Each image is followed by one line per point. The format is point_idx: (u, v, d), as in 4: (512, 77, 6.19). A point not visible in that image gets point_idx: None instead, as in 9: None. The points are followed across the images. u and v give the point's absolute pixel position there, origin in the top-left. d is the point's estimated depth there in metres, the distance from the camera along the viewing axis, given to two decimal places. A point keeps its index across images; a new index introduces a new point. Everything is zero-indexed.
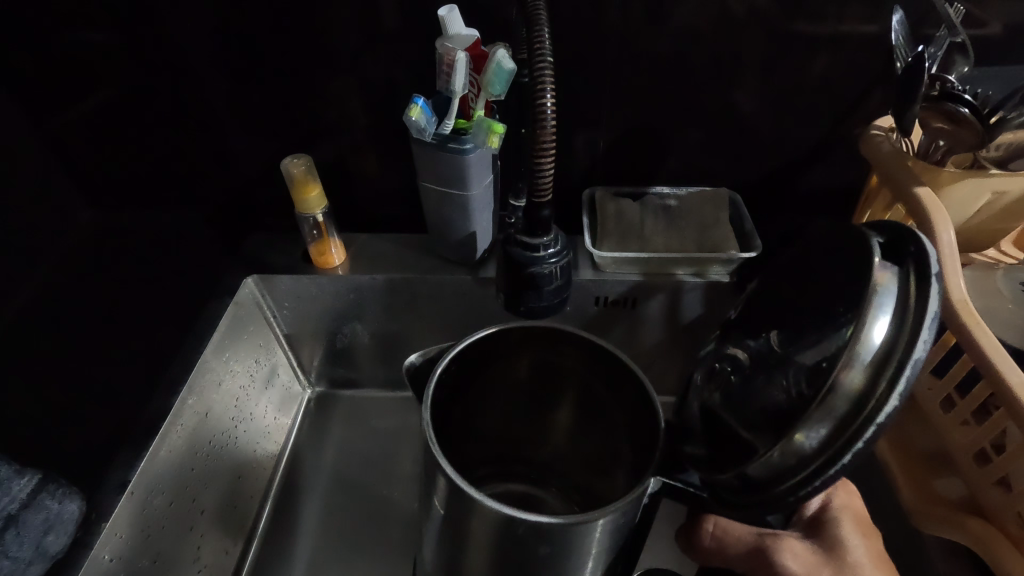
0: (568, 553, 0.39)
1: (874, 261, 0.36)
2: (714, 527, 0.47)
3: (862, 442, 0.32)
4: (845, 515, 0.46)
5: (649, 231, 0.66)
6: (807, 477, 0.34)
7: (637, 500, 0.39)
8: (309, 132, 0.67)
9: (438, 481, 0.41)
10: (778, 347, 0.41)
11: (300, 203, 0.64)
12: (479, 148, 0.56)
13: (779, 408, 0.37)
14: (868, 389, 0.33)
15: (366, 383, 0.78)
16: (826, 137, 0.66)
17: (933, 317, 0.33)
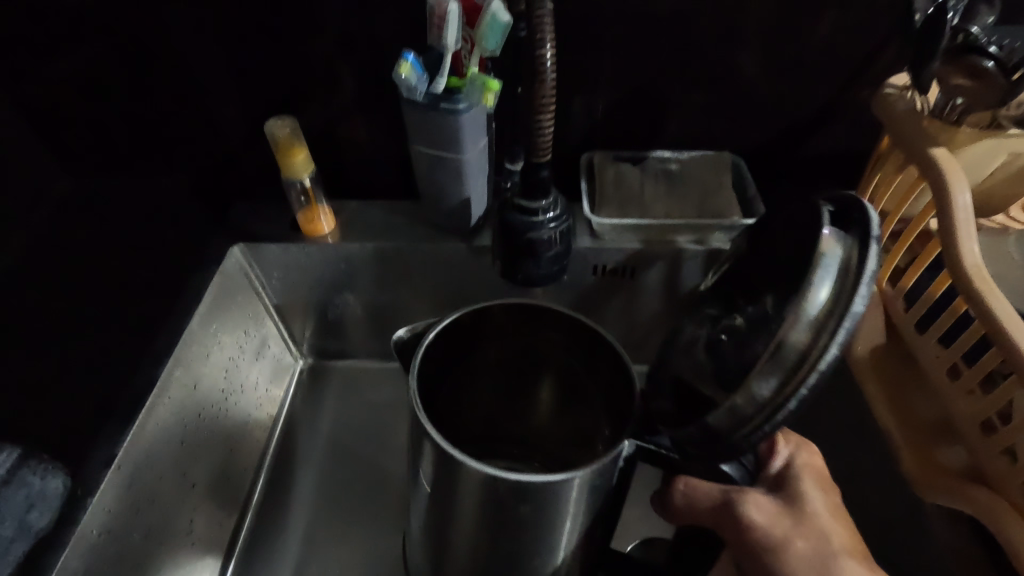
0: (549, 514, 0.40)
1: (820, 228, 0.36)
2: (685, 487, 0.45)
3: (807, 389, 0.31)
4: (805, 472, 0.44)
5: (649, 197, 0.63)
6: (759, 423, 0.33)
7: (615, 462, 0.39)
8: (294, 94, 0.64)
9: (426, 449, 0.41)
10: (770, 309, 0.38)
11: (285, 168, 0.61)
12: (473, 108, 0.54)
13: (741, 363, 0.37)
14: (809, 343, 0.32)
15: (358, 353, 0.77)
16: (835, 98, 0.63)
17: (868, 272, 0.32)
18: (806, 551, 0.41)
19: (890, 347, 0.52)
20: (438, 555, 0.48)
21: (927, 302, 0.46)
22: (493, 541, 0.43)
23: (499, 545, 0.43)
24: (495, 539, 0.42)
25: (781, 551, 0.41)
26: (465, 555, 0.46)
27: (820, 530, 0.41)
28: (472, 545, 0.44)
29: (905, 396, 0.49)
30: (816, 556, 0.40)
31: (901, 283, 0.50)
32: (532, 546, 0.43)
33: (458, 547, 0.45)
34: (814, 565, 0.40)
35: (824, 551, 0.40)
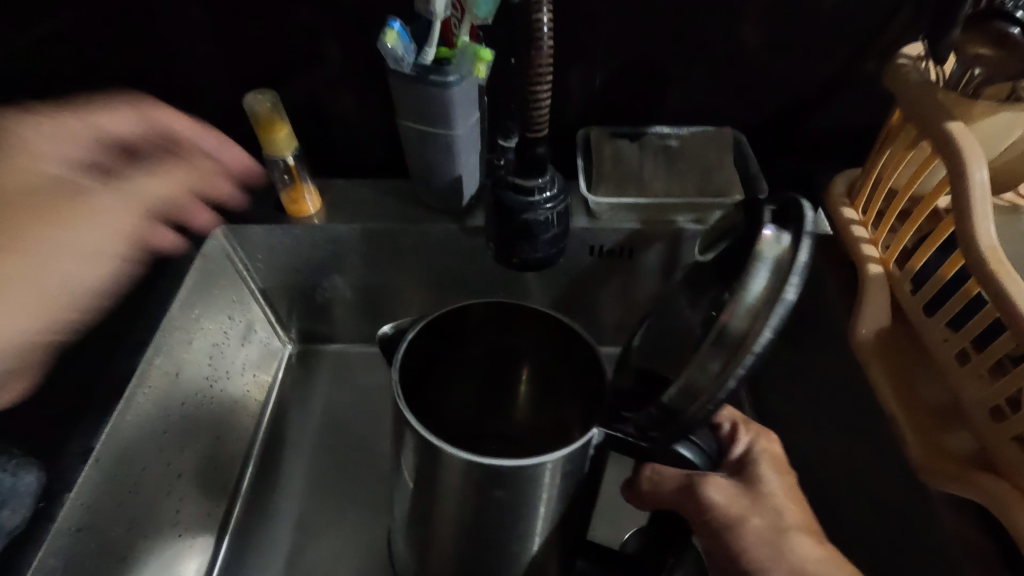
0: (522, 500, 0.39)
1: (762, 227, 0.36)
2: (651, 473, 0.43)
3: (746, 365, 0.32)
4: (765, 456, 0.45)
5: (648, 175, 0.61)
6: (710, 397, 0.34)
7: (585, 451, 0.39)
8: (274, 65, 0.60)
9: (407, 440, 0.40)
10: (716, 294, 0.39)
11: (266, 144, 0.58)
12: (464, 80, 0.51)
13: (692, 346, 0.37)
14: (747, 330, 0.33)
15: (348, 338, 0.75)
16: (843, 70, 0.60)
17: (799, 265, 0.33)
18: (761, 527, 0.42)
19: (894, 331, 0.50)
20: (422, 546, 0.47)
21: (938, 284, 0.45)
22: (478, 529, 0.42)
23: (485, 533, 0.42)
24: (480, 528, 0.42)
25: (738, 527, 0.42)
26: (450, 545, 0.44)
27: (774, 508, 0.43)
28: (457, 536, 0.43)
29: (909, 381, 0.48)
30: (769, 533, 0.42)
31: (910, 265, 0.48)
32: (517, 533, 0.42)
33: (442, 537, 0.44)
34: (769, 540, 0.42)
35: (777, 528, 0.42)
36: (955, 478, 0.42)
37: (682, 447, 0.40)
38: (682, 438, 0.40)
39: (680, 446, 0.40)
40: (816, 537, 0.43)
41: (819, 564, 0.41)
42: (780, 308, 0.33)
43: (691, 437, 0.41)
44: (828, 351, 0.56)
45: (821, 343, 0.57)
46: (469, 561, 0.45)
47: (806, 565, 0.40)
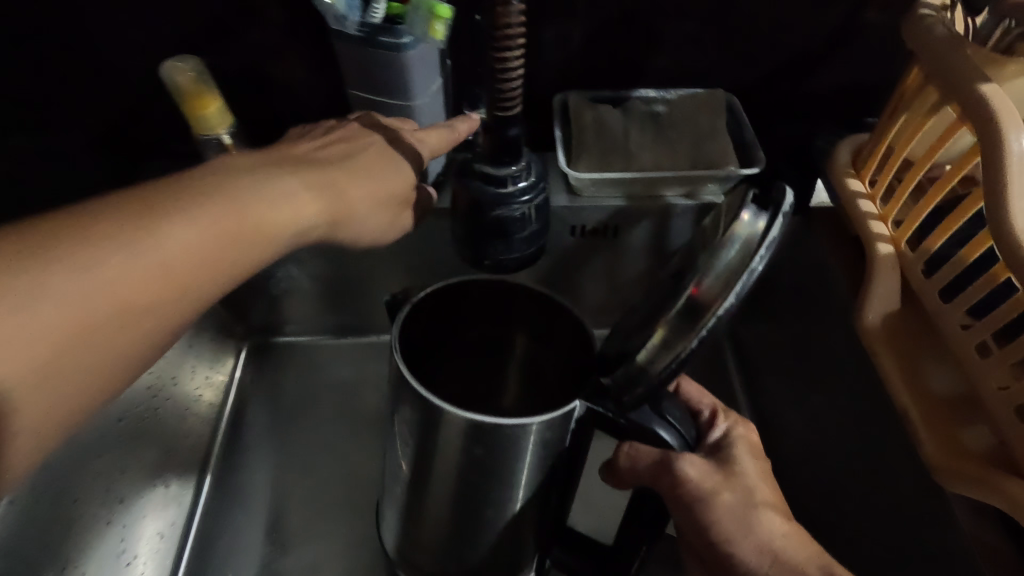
0: (502, 464, 0.35)
1: (744, 203, 0.31)
2: (630, 450, 0.37)
3: (704, 330, 0.29)
4: (742, 442, 0.40)
5: (635, 145, 0.54)
6: (669, 360, 0.31)
7: (565, 424, 0.35)
8: (207, 23, 0.52)
9: (402, 411, 0.37)
10: (690, 256, 0.35)
11: (195, 121, 0.50)
12: (420, 42, 0.44)
13: (654, 308, 0.34)
14: (702, 303, 0.29)
15: (310, 332, 0.68)
16: (856, 21, 0.53)
17: (770, 239, 0.29)
18: (731, 503, 0.38)
19: (905, 315, 0.46)
20: (410, 528, 0.44)
21: (959, 267, 0.41)
22: (461, 518, 0.40)
23: (471, 521, 0.39)
24: (470, 502, 0.38)
25: (709, 503, 0.37)
26: (435, 537, 0.42)
27: (746, 485, 0.38)
28: (447, 513, 0.40)
29: (920, 369, 0.44)
30: (739, 509, 0.38)
31: (926, 245, 0.43)
32: (508, 505, 0.38)
33: (431, 518, 0.41)
34: (737, 517, 0.37)
35: (747, 504, 0.38)
36: (979, 480, 0.39)
37: (660, 429, 0.35)
38: (658, 419, 0.35)
39: (657, 426, 0.35)
40: (784, 514, 0.39)
41: (787, 542, 0.37)
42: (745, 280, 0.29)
43: (668, 417, 0.36)
44: (834, 331, 0.52)
45: (825, 323, 0.53)
46: (455, 546, 0.42)
47: (774, 544, 0.37)
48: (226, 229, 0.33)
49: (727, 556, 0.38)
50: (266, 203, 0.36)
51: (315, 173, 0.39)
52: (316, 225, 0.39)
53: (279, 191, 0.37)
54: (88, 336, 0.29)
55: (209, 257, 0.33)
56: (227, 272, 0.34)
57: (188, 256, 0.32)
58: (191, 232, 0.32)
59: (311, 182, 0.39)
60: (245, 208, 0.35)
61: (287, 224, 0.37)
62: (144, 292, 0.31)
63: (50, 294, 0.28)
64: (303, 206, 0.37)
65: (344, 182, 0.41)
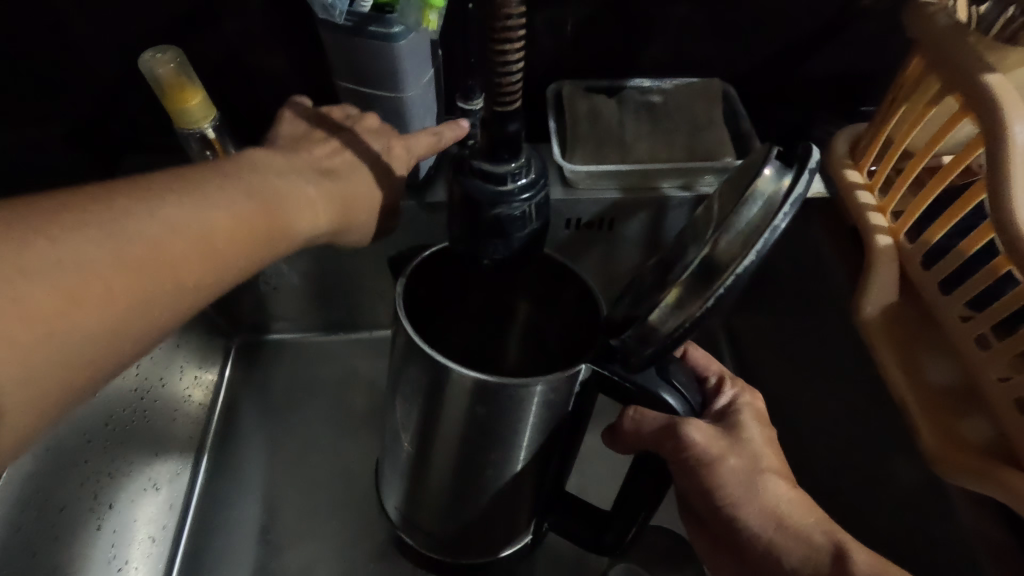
0: (504, 426, 0.34)
1: (767, 156, 0.29)
2: (634, 414, 0.36)
3: (721, 289, 0.28)
4: (748, 408, 0.39)
5: (630, 136, 0.53)
6: (681, 318, 0.29)
7: (569, 386, 0.33)
8: (185, 11, 0.49)
9: (407, 380, 0.36)
10: (702, 219, 0.33)
11: (177, 115, 0.48)
12: (411, 33, 0.42)
13: (662, 273, 0.32)
14: (717, 262, 0.28)
15: (300, 328, 0.66)
16: (853, 8, 0.53)
17: (795, 196, 0.27)
18: (737, 469, 0.37)
19: (904, 306, 0.46)
20: (415, 495, 0.43)
21: (959, 259, 0.41)
22: (464, 499, 0.40)
23: (473, 499, 0.39)
24: (471, 467, 0.38)
25: (713, 467, 0.36)
26: (440, 515, 0.42)
27: (753, 451, 0.37)
28: (451, 483, 0.39)
29: (919, 358, 0.44)
30: (744, 474, 0.37)
31: (925, 237, 0.43)
32: (511, 466, 0.37)
33: (435, 489, 0.40)
34: (742, 482, 0.37)
35: (753, 469, 0.37)
36: (979, 474, 0.39)
37: (665, 393, 0.34)
38: (664, 383, 0.34)
39: (662, 391, 0.34)
40: (789, 480, 0.38)
41: (792, 506, 0.37)
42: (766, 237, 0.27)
43: (674, 382, 0.35)
44: (828, 319, 0.52)
45: (820, 311, 0.53)
46: (459, 510, 0.41)
47: (780, 508, 0.37)
48: (261, 220, 0.35)
49: (732, 519, 0.37)
50: (288, 203, 0.37)
51: (333, 183, 0.41)
52: (319, 235, 0.40)
53: (300, 196, 0.38)
54: (137, 303, 0.29)
55: (247, 241, 0.34)
56: (256, 260, 0.35)
57: (231, 235, 0.33)
58: (235, 214, 0.33)
59: (325, 190, 0.40)
60: (273, 202, 0.36)
61: (303, 227, 0.38)
62: (190, 263, 0.31)
63: (113, 252, 0.28)
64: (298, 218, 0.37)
65: (352, 194, 0.42)
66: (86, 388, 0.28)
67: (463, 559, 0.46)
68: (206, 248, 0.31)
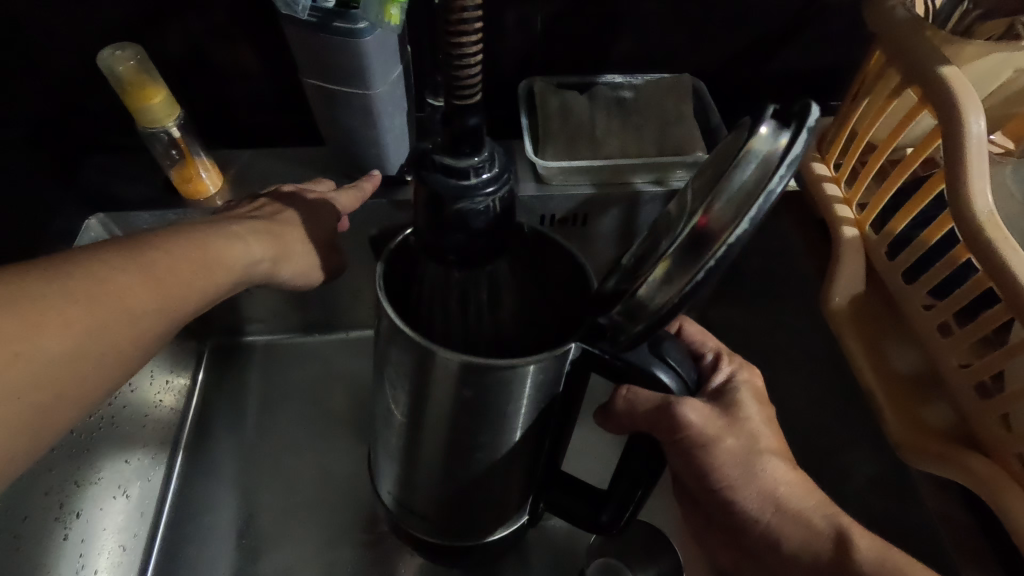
0: (493, 404, 0.33)
1: (761, 116, 0.26)
2: (627, 392, 0.35)
3: (711, 261, 0.25)
4: (747, 387, 0.39)
5: (602, 131, 0.53)
6: (673, 293, 0.27)
7: (559, 367, 0.32)
8: (145, 9, 0.48)
9: (395, 365, 0.35)
10: (690, 193, 0.31)
11: (138, 114, 0.47)
12: (376, 28, 0.42)
13: (646, 253, 0.31)
14: (710, 229, 0.25)
15: (278, 329, 0.66)
16: (816, 3, 0.53)
17: (792, 157, 0.25)
18: (735, 449, 0.37)
19: (871, 296, 0.47)
20: (409, 478, 0.42)
21: (920, 250, 0.41)
22: (453, 491, 0.40)
23: (461, 490, 0.40)
24: (462, 447, 0.36)
25: (710, 448, 0.36)
26: (430, 507, 0.42)
27: (750, 431, 0.37)
28: (440, 476, 0.39)
29: (890, 346, 0.45)
30: (743, 455, 0.37)
31: (888, 228, 0.44)
32: (504, 445, 0.36)
33: (425, 481, 0.40)
34: (739, 463, 0.37)
35: (751, 450, 0.37)
36: (942, 459, 0.40)
37: (659, 370, 0.33)
38: (658, 360, 0.33)
39: (657, 368, 0.33)
40: (788, 460, 0.38)
41: (790, 489, 0.37)
42: (760, 203, 0.25)
43: (669, 359, 0.33)
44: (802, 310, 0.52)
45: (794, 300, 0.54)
46: (459, 492, 0.40)
47: (779, 491, 0.37)
48: (193, 253, 0.36)
49: (729, 502, 0.38)
50: (221, 241, 0.38)
51: (265, 222, 0.43)
52: (259, 262, 0.41)
53: (231, 233, 0.39)
54: (88, 334, 0.30)
55: (184, 275, 0.35)
56: (200, 294, 0.36)
57: (167, 270, 0.34)
58: (175, 259, 0.35)
59: (258, 227, 0.42)
60: (206, 241, 0.37)
61: (240, 260, 0.39)
62: (138, 295, 0.32)
63: (60, 293, 0.29)
64: (238, 258, 0.39)
65: (281, 229, 0.44)
66: (47, 423, 0.29)
67: (458, 542, 0.45)
68: (147, 283, 0.33)
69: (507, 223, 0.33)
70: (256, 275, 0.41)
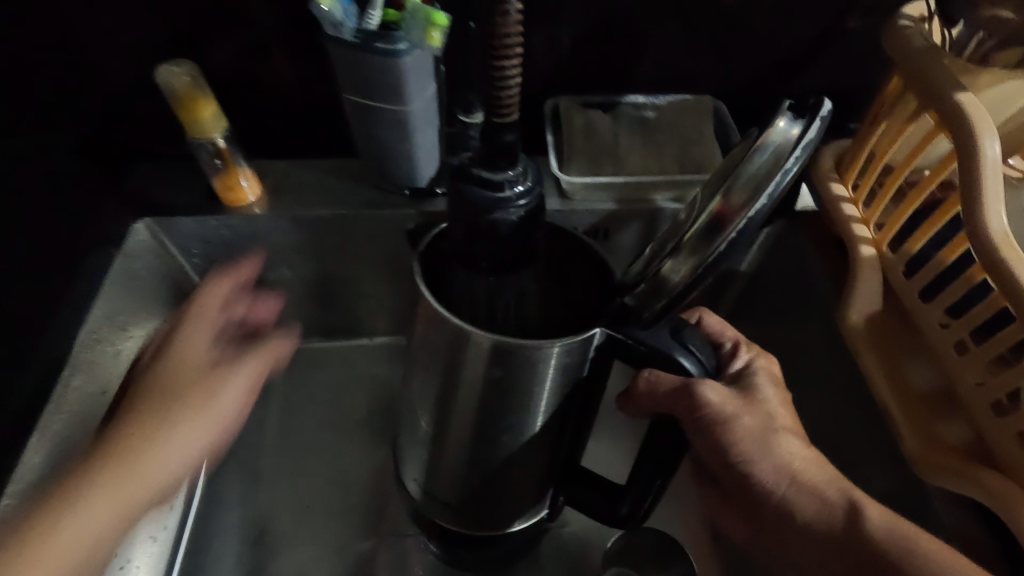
0: (520, 389, 0.34)
1: (780, 112, 0.31)
2: (649, 375, 0.36)
3: (734, 231, 0.29)
4: (764, 372, 0.40)
5: (625, 149, 0.55)
6: (696, 262, 0.30)
7: (584, 351, 0.33)
8: (198, 28, 0.52)
9: (425, 362, 0.37)
10: (711, 186, 0.35)
11: (189, 126, 0.50)
12: (416, 49, 0.45)
13: (669, 237, 0.34)
14: (728, 206, 0.29)
15: (306, 333, 0.68)
16: (834, 30, 0.55)
17: (807, 142, 0.29)
18: (753, 427, 0.38)
19: (887, 312, 0.48)
20: (431, 472, 0.43)
21: (937, 268, 0.42)
22: (473, 486, 0.42)
23: (482, 485, 0.41)
24: (485, 442, 0.38)
25: (730, 427, 0.37)
26: (450, 503, 0.44)
27: (767, 410, 0.38)
28: (462, 471, 0.41)
29: (906, 361, 0.46)
30: (759, 432, 0.38)
31: (905, 247, 0.45)
32: (526, 431, 0.37)
33: (446, 476, 0.42)
34: (757, 440, 0.38)
35: (767, 429, 0.38)
36: (956, 473, 0.40)
37: (681, 356, 0.34)
38: (679, 346, 0.34)
39: (678, 354, 0.34)
40: (803, 439, 0.39)
41: (806, 464, 0.38)
42: (777, 181, 0.29)
43: (690, 346, 0.35)
44: (818, 325, 0.54)
45: (809, 315, 0.55)
46: (480, 481, 0.41)
47: (794, 464, 0.38)
48: (86, 490, 0.36)
49: (747, 476, 0.38)
50: (149, 454, 0.39)
51: (203, 403, 0.42)
52: (195, 460, 0.41)
53: (158, 428, 0.39)
54: None
55: (93, 506, 0.36)
56: (105, 518, 0.36)
57: (54, 526, 0.35)
58: (84, 508, 0.36)
59: (193, 404, 0.41)
60: (127, 455, 0.38)
61: (165, 464, 0.39)
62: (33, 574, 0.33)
63: None
64: (144, 465, 0.38)
65: (208, 388, 0.42)
66: None
67: (479, 531, 0.45)
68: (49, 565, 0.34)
69: (535, 234, 0.35)
70: (190, 464, 0.40)
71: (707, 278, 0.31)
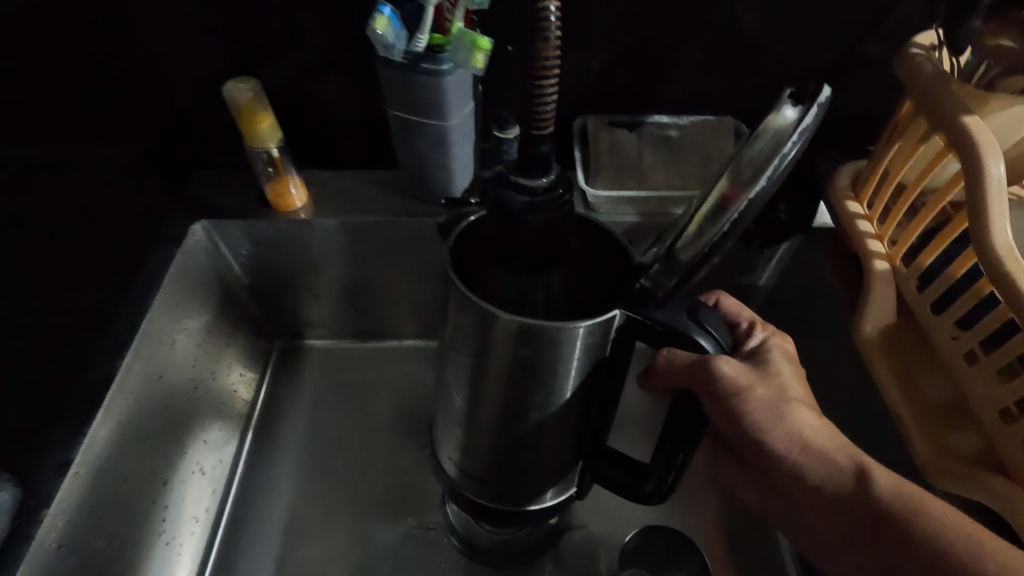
0: (545, 368, 0.37)
1: (781, 96, 0.30)
2: (667, 354, 0.41)
3: (733, 218, 0.30)
4: (778, 350, 0.42)
5: (648, 166, 0.58)
6: (700, 245, 0.32)
7: (605, 332, 0.36)
8: (260, 50, 0.57)
9: (458, 352, 0.40)
10: None
11: (249, 136, 0.55)
12: (457, 69, 0.49)
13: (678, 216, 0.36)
14: (733, 187, 0.30)
15: (340, 333, 0.72)
16: (850, 57, 0.58)
17: (805, 128, 0.29)
18: (766, 397, 0.40)
19: (900, 324, 0.50)
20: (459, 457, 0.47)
21: (947, 282, 0.44)
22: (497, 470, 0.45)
23: (507, 467, 0.44)
24: (511, 425, 0.41)
25: (745, 398, 0.39)
26: (475, 487, 0.47)
27: (780, 382, 0.41)
28: (489, 454, 0.44)
29: (919, 370, 0.47)
30: (772, 402, 0.40)
31: (917, 262, 0.47)
32: (549, 412, 0.40)
33: (474, 460, 0.46)
34: (771, 409, 0.40)
35: (781, 398, 0.40)
36: (963, 478, 0.42)
37: (698, 335, 0.36)
38: (697, 326, 0.36)
39: (695, 333, 0.36)
40: (815, 410, 0.41)
41: (816, 432, 0.40)
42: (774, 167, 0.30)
43: (705, 325, 0.37)
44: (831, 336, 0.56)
45: (824, 327, 0.57)
46: (505, 462, 0.44)
47: (804, 433, 0.40)
48: None
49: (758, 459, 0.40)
50: None
51: None
52: None
53: None
54: None
55: None
56: None
57: None
58: None
59: None
60: None
61: None
62: None
63: None
64: None
65: None
66: None
67: (503, 505, 0.47)
68: None
69: (563, 236, 0.38)
70: None
71: (714, 258, 0.33)
